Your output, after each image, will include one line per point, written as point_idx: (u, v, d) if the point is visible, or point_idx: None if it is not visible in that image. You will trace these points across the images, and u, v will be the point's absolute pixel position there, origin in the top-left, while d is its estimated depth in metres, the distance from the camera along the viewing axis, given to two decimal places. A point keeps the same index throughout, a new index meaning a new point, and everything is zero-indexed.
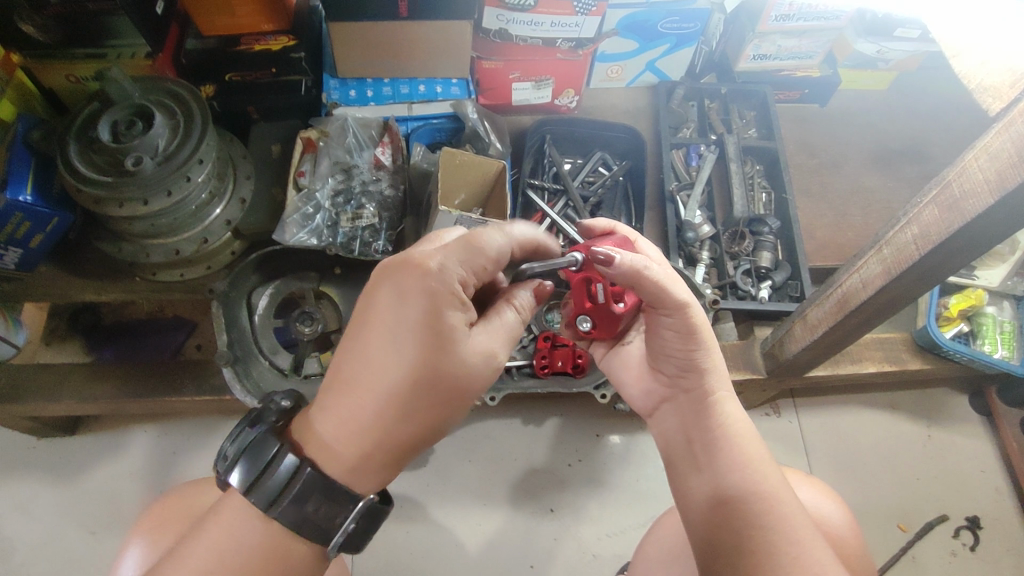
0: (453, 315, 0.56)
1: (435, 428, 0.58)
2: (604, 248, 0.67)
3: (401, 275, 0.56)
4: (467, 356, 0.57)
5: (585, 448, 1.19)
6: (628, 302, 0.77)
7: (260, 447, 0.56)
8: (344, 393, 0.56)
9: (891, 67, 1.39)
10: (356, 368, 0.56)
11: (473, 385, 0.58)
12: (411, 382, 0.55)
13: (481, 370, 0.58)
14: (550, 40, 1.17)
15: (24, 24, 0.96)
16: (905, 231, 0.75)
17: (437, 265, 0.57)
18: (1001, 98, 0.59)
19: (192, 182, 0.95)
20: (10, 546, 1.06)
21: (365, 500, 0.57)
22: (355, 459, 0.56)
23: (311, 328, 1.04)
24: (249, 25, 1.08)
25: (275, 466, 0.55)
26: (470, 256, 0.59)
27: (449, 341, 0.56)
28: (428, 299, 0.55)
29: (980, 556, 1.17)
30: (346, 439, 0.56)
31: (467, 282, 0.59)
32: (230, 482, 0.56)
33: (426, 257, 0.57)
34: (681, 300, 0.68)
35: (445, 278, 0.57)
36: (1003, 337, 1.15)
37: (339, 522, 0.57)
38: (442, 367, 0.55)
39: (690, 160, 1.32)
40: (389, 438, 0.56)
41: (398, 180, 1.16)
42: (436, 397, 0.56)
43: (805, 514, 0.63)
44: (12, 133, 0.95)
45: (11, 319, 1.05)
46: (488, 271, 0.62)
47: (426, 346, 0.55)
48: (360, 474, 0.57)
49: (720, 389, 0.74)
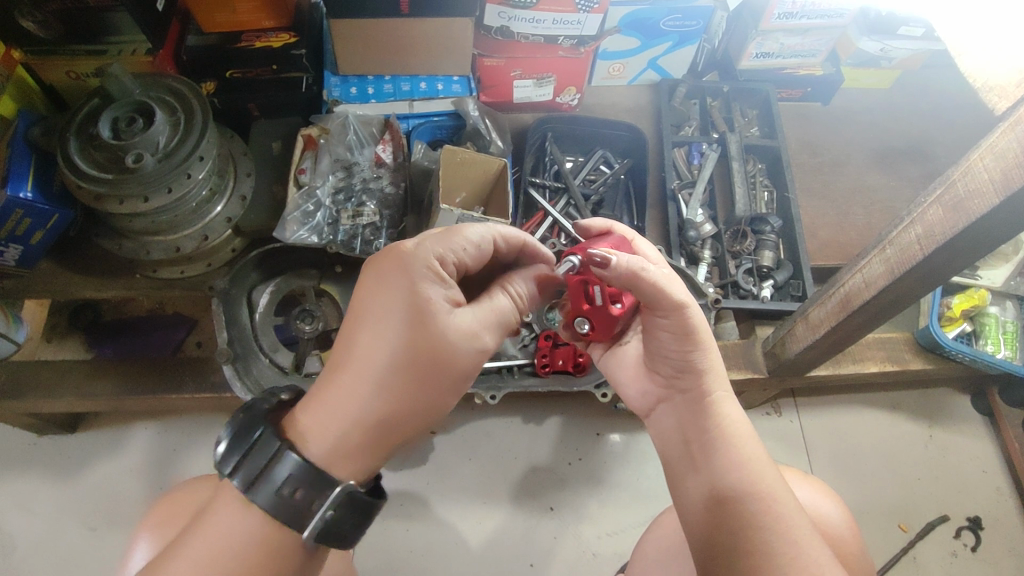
0: (429, 287, 0.58)
1: (419, 410, 0.58)
2: (600, 249, 0.67)
3: (381, 260, 0.60)
4: (451, 334, 0.58)
5: (585, 446, 1.19)
6: (626, 303, 0.77)
7: (248, 427, 0.56)
8: (327, 376, 0.58)
9: (895, 66, 1.38)
10: (343, 351, 0.58)
11: (457, 363, 0.58)
12: (397, 360, 0.56)
13: (467, 350, 0.59)
14: (552, 37, 1.17)
15: (25, 20, 0.96)
16: (909, 230, 0.75)
17: (413, 244, 0.60)
18: (1008, 96, 0.61)
19: (193, 179, 0.95)
20: (12, 543, 1.06)
21: (342, 486, 0.55)
22: (335, 442, 0.56)
23: (312, 325, 1.05)
24: (249, 22, 1.07)
25: (260, 447, 0.55)
26: (448, 238, 0.61)
27: (427, 313, 0.57)
28: (404, 274, 0.58)
29: (981, 557, 1.17)
30: (330, 422, 0.56)
31: (445, 259, 0.61)
32: (214, 460, 0.55)
33: (404, 240, 0.61)
34: (680, 301, 0.68)
35: (426, 257, 0.59)
36: (1006, 337, 1.15)
37: (314, 509, 0.54)
38: (426, 344, 0.56)
39: (691, 158, 1.32)
40: (371, 419, 0.56)
41: (400, 177, 1.16)
42: (421, 377, 0.57)
43: (801, 514, 0.63)
44: (11, 131, 0.94)
45: (11, 315, 1.05)
46: (469, 253, 0.63)
47: (411, 324, 0.56)
48: (342, 460, 0.56)
49: (717, 390, 0.74)
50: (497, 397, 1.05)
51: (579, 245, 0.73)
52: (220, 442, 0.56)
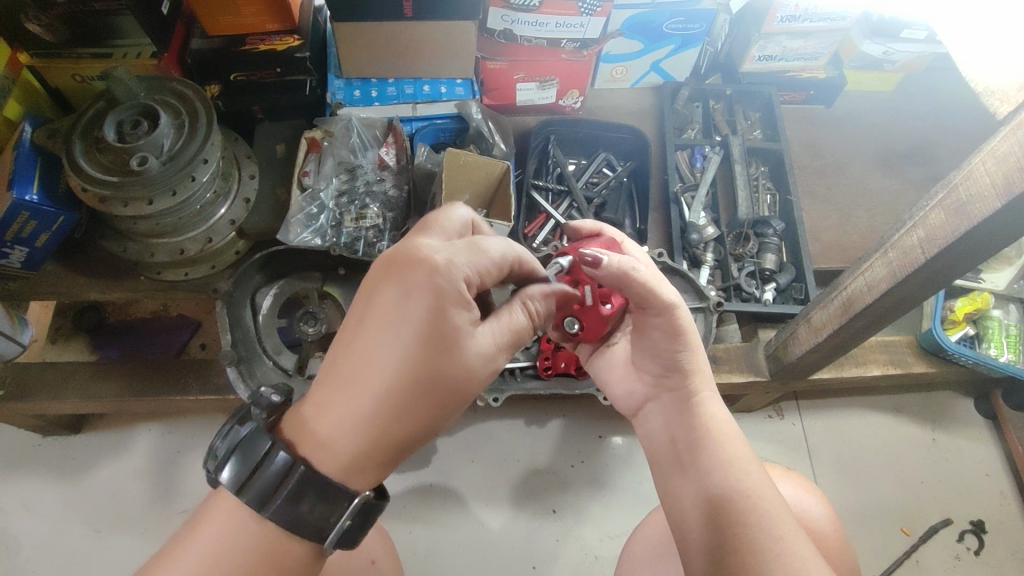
0: (455, 313, 0.56)
1: (434, 423, 0.59)
2: (592, 250, 0.68)
3: (400, 271, 0.56)
4: (469, 354, 0.58)
5: (588, 449, 1.19)
6: (615, 304, 0.77)
7: (255, 448, 0.55)
8: (338, 390, 0.56)
9: (897, 69, 1.39)
10: (351, 366, 0.56)
11: (476, 384, 0.60)
12: (414, 378, 0.56)
13: (483, 369, 0.60)
14: (554, 41, 1.18)
15: (31, 23, 0.97)
16: (911, 234, 0.75)
17: (441, 261, 0.57)
18: (1009, 101, 0.61)
19: (197, 182, 0.96)
20: (16, 543, 1.07)
21: (360, 497, 0.57)
22: (348, 455, 0.56)
23: (314, 328, 1.05)
24: (253, 25, 1.05)
25: (267, 462, 0.55)
26: (477, 256, 0.59)
27: (450, 340, 0.56)
28: (429, 295, 0.55)
29: (985, 561, 1.16)
30: (347, 440, 0.56)
31: (473, 277, 0.59)
32: (224, 481, 0.55)
33: (429, 252, 0.57)
34: (668, 300, 0.68)
35: (452, 277, 0.56)
36: (1009, 340, 1.14)
37: (334, 520, 0.57)
38: (441, 367, 0.56)
39: (694, 161, 1.32)
40: (387, 433, 0.57)
41: (403, 180, 1.17)
42: (441, 395, 0.57)
43: (787, 509, 0.64)
44: (17, 134, 0.95)
45: (15, 316, 1.02)
46: (495, 271, 0.61)
47: (425, 342, 0.55)
48: (354, 471, 0.57)
49: (704, 389, 0.74)
50: (500, 400, 1.05)
51: (572, 246, 0.78)
52: (227, 460, 0.56)
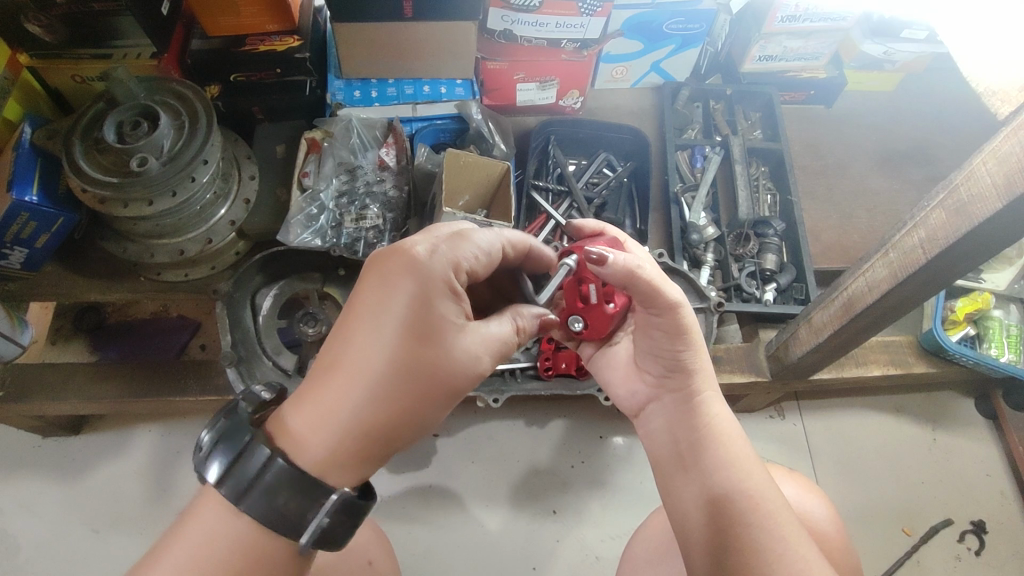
0: (439, 300, 0.59)
1: (416, 422, 0.59)
2: (598, 248, 0.67)
3: (386, 261, 0.59)
4: (453, 348, 0.59)
5: (588, 449, 1.19)
6: (618, 302, 0.76)
7: (237, 441, 0.55)
8: (322, 380, 0.57)
9: (897, 69, 1.39)
10: (337, 355, 0.57)
11: (460, 383, 0.60)
12: (398, 367, 0.56)
13: (468, 367, 0.60)
14: (555, 41, 1.18)
15: (30, 24, 0.96)
16: (912, 234, 0.74)
17: (426, 250, 0.60)
18: (1010, 101, 0.60)
19: (196, 183, 0.95)
20: (15, 544, 1.06)
21: (337, 493, 0.55)
22: (327, 448, 0.55)
23: (314, 329, 1.04)
24: (252, 25, 1.05)
25: (247, 458, 0.54)
26: (461, 247, 0.62)
27: (434, 329, 0.58)
28: (413, 281, 0.58)
29: (985, 561, 1.16)
30: (328, 431, 0.55)
31: (457, 267, 0.61)
32: (205, 473, 0.55)
33: (415, 243, 0.61)
34: (673, 299, 0.68)
35: (434, 264, 0.59)
36: (1010, 340, 1.14)
37: (309, 516, 0.55)
38: (428, 353, 0.57)
39: (694, 161, 1.32)
40: (367, 426, 0.56)
41: (403, 180, 1.16)
42: (424, 389, 0.57)
43: (788, 509, 0.64)
44: (17, 135, 0.95)
45: (14, 317, 1.02)
46: (480, 263, 0.64)
47: (409, 330, 0.57)
48: (333, 467, 0.56)
49: (706, 390, 0.74)
50: (500, 401, 1.05)
51: (573, 246, 0.77)
52: (211, 453, 0.56)
